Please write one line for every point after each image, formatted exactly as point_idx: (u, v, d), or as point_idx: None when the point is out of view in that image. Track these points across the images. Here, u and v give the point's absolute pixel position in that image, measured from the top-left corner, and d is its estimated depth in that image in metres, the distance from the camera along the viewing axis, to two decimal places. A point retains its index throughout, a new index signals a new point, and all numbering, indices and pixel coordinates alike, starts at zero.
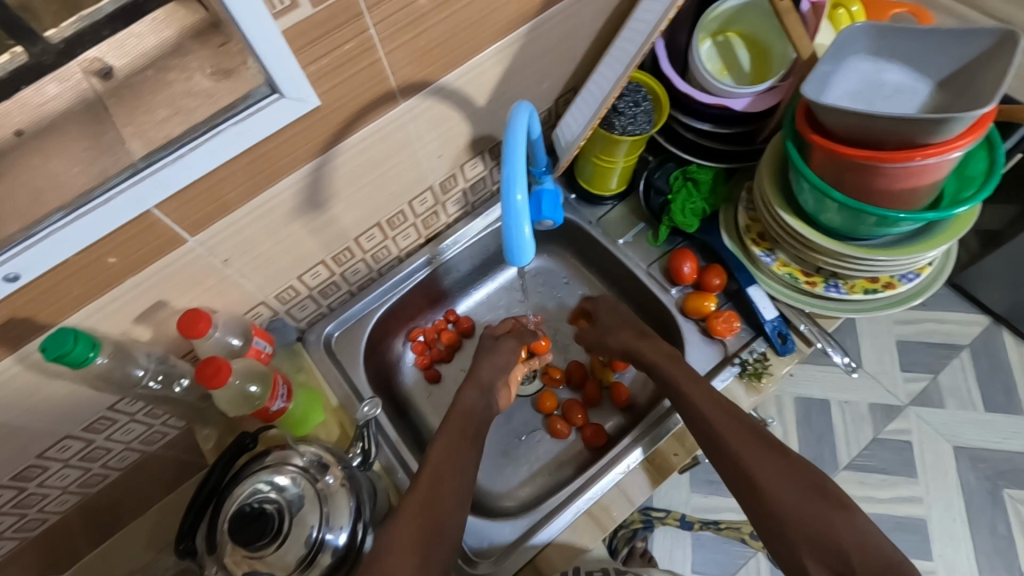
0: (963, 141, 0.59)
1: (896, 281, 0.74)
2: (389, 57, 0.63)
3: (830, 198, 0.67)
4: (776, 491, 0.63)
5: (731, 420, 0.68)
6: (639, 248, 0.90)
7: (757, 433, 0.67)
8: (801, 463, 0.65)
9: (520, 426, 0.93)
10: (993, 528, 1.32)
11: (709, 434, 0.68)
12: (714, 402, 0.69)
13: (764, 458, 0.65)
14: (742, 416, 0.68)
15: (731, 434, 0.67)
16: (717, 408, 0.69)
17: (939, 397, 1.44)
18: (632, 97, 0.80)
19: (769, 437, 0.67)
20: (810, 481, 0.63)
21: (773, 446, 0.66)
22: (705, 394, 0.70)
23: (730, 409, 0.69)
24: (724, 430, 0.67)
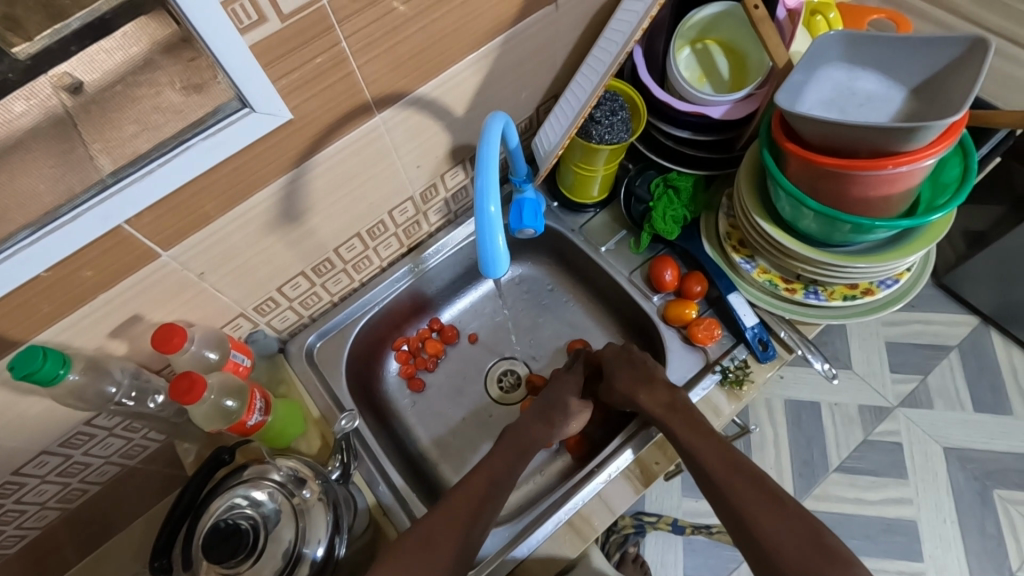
0: (934, 149, 0.59)
1: (874, 288, 0.74)
2: (362, 70, 0.63)
3: (805, 206, 0.67)
4: (771, 537, 0.62)
5: (723, 460, 0.68)
6: (621, 256, 0.90)
7: (752, 477, 0.66)
8: (800, 511, 0.63)
9: None
10: (983, 528, 1.33)
11: (701, 474, 0.69)
12: (707, 440, 0.69)
13: (756, 502, 0.64)
14: (734, 457, 0.68)
15: (722, 474, 0.67)
16: (711, 445, 0.69)
17: (927, 397, 1.44)
18: (610, 105, 0.80)
19: (765, 481, 0.66)
20: (808, 534, 0.61)
21: (769, 491, 0.65)
22: (694, 427, 0.71)
23: (725, 449, 0.69)
24: (718, 472, 0.67)
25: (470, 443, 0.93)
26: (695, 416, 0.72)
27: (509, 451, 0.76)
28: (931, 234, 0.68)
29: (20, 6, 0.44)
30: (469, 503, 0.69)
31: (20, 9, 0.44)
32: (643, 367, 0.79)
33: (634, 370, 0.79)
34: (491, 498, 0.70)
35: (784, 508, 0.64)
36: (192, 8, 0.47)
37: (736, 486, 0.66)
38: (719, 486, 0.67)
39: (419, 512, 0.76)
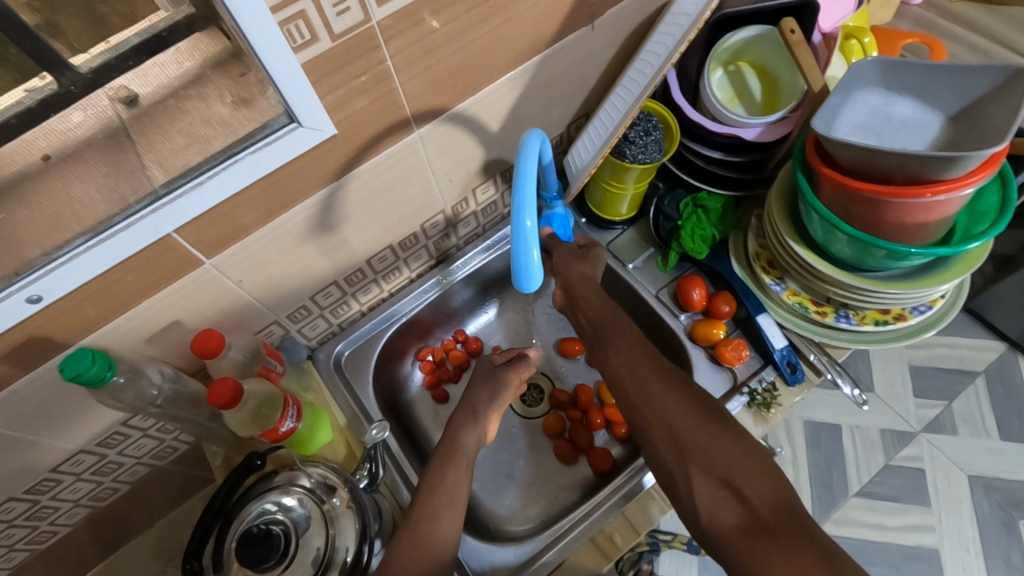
0: (973, 178, 0.59)
1: (907, 314, 0.74)
2: (404, 87, 0.64)
3: (839, 230, 0.67)
4: (666, 407, 0.65)
5: (635, 351, 0.72)
6: (648, 273, 0.90)
7: (652, 360, 0.71)
8: (692, 387, 0.67)
9: (525, 447, 0.93)
10: (1008, 559, 1.30)
11: (612, 364, 0.72)
12: (620, 334, 0.74)
13: (659, 381, 0.68)
14: (640, 346, 0.72)
15: (628, 359, 0.71)
16: (623, 338, 0.74)
17: (952, 423, 1.42)
18: (643, 126, 0.80)
19: (665, 365, 0.70)
20: (700, 405, 0.65)
21: (668, 372, 0.69)
22: (614, 323, 0.76)
23: (633, 340, 0.73)
24: (625, 358, 0.71)
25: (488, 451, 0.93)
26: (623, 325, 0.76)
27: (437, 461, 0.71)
28: (969, 262, 0.67)
29: (64, 13, 0.46)
30: (456, 515, 0.67)
31: (63, 18, 0.46)
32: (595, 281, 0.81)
33: (584, 270, 0.80)
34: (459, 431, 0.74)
35: (684, 387, 0.67)
36: (247, 28, 0.49)
37: (642, 371, 0.69)
38: (628, 372, 0.70)
39: (416, 479, 0.78)
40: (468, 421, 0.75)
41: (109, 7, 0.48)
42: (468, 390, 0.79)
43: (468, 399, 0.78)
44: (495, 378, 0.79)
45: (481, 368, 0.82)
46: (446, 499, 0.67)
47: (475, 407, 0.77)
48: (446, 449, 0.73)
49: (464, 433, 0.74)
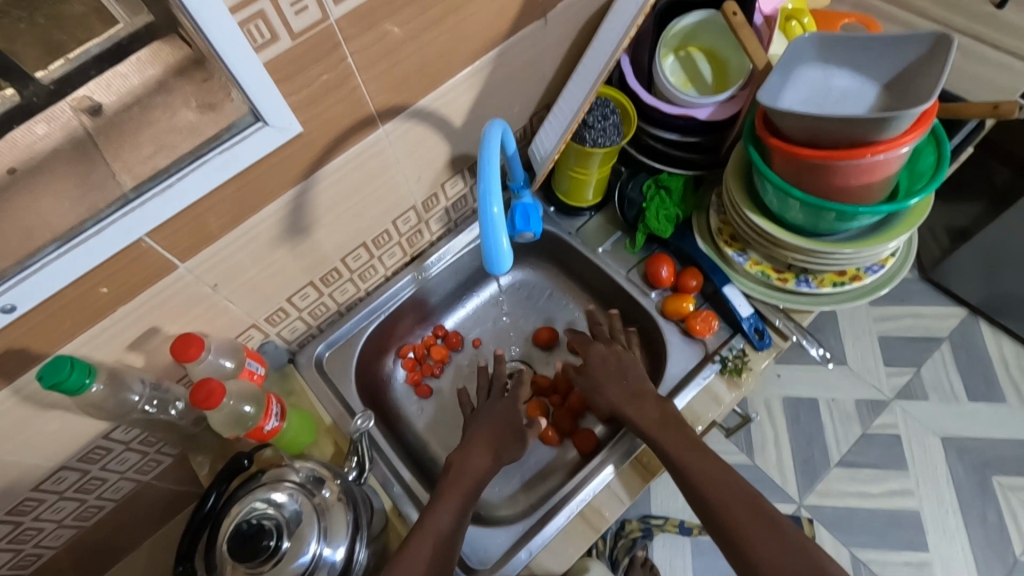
0: (908, 137, 0.63)
1: (862, 274, 0.78)
2: (367, 85, 0.66)
3: (792, 197, 0.71)
4: (766, 556, 0.62)
5: (716, 481, 0.67)
6: (617, 256, 0.93)
7: (743, 497, 0.66)
8: (792, 532, 0.63)
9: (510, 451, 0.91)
10: (985, 517, 1.49)
11: (691, 490, 0.68)
12: (694, 455, 0.69)
13: (751, 524, 0.64)
14: (724, 477, 0.67)
15: (711, 491, 0.67)
16: (701, 461, 0.69)
17: (922, 390, 1.63)
18: (601, 111, 0.82)
19: (759, 503, 0.66)
20: (804, 558, 0.61)
21: (760, 512, 0.65)
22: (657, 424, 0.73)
23: (711, 462, 0.68)
24: (708, 490, 0.67)
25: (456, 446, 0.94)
26: (684, 431, 0.72)
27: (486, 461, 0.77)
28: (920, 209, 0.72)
29: (20, 41, 0.48)
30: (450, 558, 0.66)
31: (17, 46, 0.47)
32: (635, 375, 0.79)
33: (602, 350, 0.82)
34: (475, 453, 0.76)
35: (779, 534, 0.63)
36: (211, 32, 0.50)
37: (728, 504, 0.66)
38: (713, 507, 0.66)
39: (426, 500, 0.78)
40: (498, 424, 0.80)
41: (66, 33, 0.49)
42: (496, 444, 0.77)
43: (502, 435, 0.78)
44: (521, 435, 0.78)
45: (511, 423, 0.79)
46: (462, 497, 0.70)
47: (502, 456, 0.76)
48: (457, 473, 0.73)
49: (475, 458, 0.75)
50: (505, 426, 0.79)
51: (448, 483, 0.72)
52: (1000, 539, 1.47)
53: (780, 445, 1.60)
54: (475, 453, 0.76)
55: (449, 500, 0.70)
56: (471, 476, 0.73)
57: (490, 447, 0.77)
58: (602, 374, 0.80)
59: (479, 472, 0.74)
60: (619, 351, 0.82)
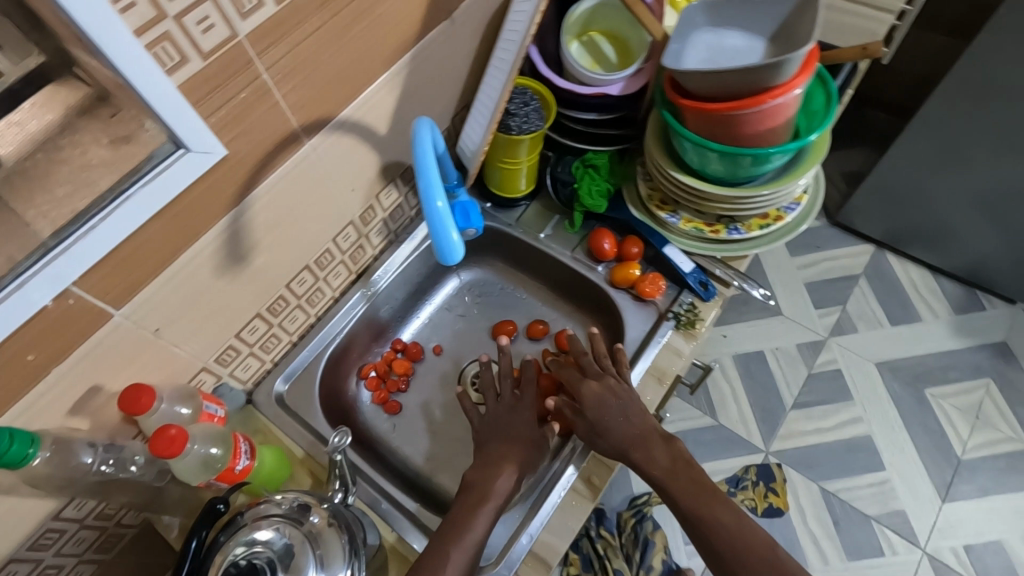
0: (799, 79, 0.70)
1: (782, 214, 0.84)
2: (286, 100, 0.65)
3: (709, 149, 0.76)
4: None
5: (733, 533, 0.66)
6: (559, 238, 0.95)
7: (760, 550, 0.65)
8: None
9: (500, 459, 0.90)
10: (927, 425, 1.63)
11: (703, 540, 0.68)
12: (709, 503, 0.68)
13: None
14: (743, 527, 0.67)
15: (727, 542, 0.66)
16: (717, 509, 0.68)
17: (851, 323, 1.77)
18: (521, 98, 0.87)
19: (776, 554, 0.65)
20: None
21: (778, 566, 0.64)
22: (668, 463, 0.71)
23: (728, 510, 0.68)
24: (723, 542, 0.66)
25: (433, 452, 0.93)
26: (699, 476, 0.70)
27: (492, 457, 0.74)
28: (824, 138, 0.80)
29: None
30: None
31: None
32: (637, 413, 0.74)
33: (594, 387, 0.77)
34: (487, 464, 0.73)
35: None
36: (116, 57, 0.48)
37: (744, 556, 0.65)
38: (727, 559, 0.66)
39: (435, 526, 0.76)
40: (513, 421, 0.79)
41: None
42: (509, 459, 0.74)
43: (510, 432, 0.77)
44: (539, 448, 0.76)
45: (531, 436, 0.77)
46: (482, 495, 0.70)
47: (522, 465, 0.74)
48: (476, 493, 0.70)
49: (495, 477, 0.72)
50: (524, 439, 0.76)
51: (465, 495, 0.71)
52: (943, 442, 1.61)
53: (738, 399, 1.69)
54: (492, 468, 0.73)
55: (458, 520, 0.68)
56: (482, 491, 0.71)
57: (503, 458, 0.74)
58: (605, 415, 0.74)
59: (511, 488, 0.71)
60: (614, 385, 0.77)
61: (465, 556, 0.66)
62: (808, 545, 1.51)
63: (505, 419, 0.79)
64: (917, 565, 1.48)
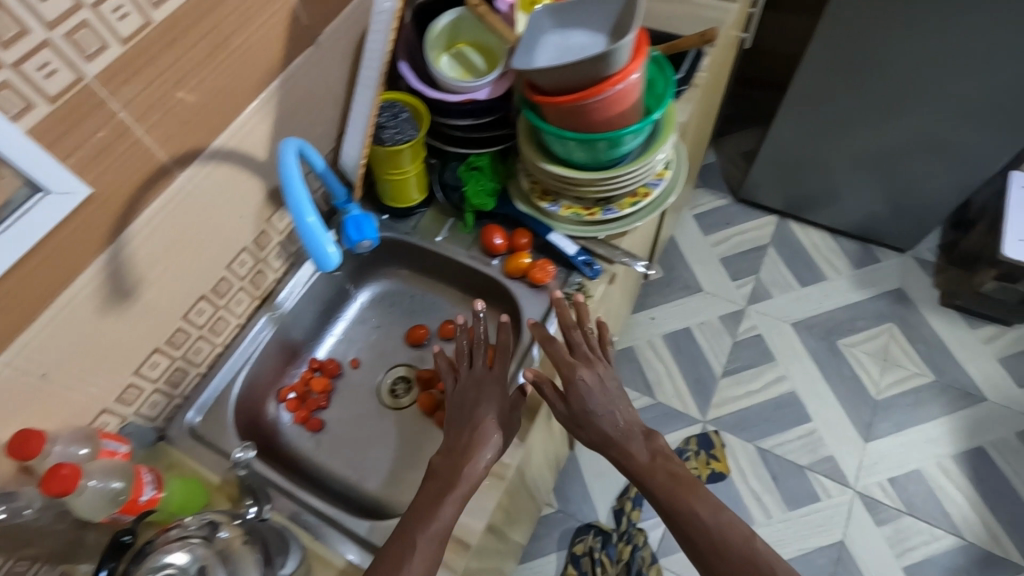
0: (633, 67, 0.77)
1: (649, 190, 0.92)
2: (150, 135, 0.68)
3: (568, 138, 0.83)
4: None
5: (709, 524, 0.71)
6: (455, 239, 1.00)
7: (735, 541, 0.70)
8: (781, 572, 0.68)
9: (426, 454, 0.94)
10: (842, 373, 1.77)
11: (679, 530, 0.73)
12: (687, 496, 0.73)
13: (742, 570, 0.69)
14: (720, 518, 0.72)
15: (703, 535, 0.71)
16: (694, 504, 0.73)
17: (766, 290, 1.91)
18: (391, 112, 0.91)
19: (753, 543, 0.70)
20: None
21: (750, 558, 0.69)
22: (649, 459, 0.76)
23: (705, 503, 0.73)
24: (698, 532, 0.72)
25: (359, 463, 0.94)
26: (678, 471, 0.76)
27: (454, 447, 0.75)
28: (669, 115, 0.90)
29: None
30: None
31: None
32: (620, 407, 0.79)
33: (585, 375, 0.79)
34: (455, 454, 0.74)
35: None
36: None
37: (719, 546, 0.70)
38: (702, 549, 0.71)
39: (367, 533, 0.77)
40: (488, 398, 0.79)
41: None
42: (480, 439, 0.75)
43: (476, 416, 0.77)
44: (507, 423, 0.79)
45: (505, 412, 0.79)
46: (444, 487, 0.71)
47: (488, 445, 0.74)
48: (434, 489, 0.72)
49: (462, 463, 0.73)
50: (500, 417, 0.79)
51: (424, 491, 0.72)
52: (858, 386, 1.75)
53: (671, 374, 1.78)
54: (459, 457, 0.74)
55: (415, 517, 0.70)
56: (440, 482, 0.72)
57: (473, 442, 0.74)
58: (588, 407, 0.78)
59: (481, 471, 0.73)
60: (600, 372, 0.81)
61: (431, 545, 0.67)
62: (751, 503, 1.60)
63: (474, 394, 0.80)
64: (849, 504, 1.60)
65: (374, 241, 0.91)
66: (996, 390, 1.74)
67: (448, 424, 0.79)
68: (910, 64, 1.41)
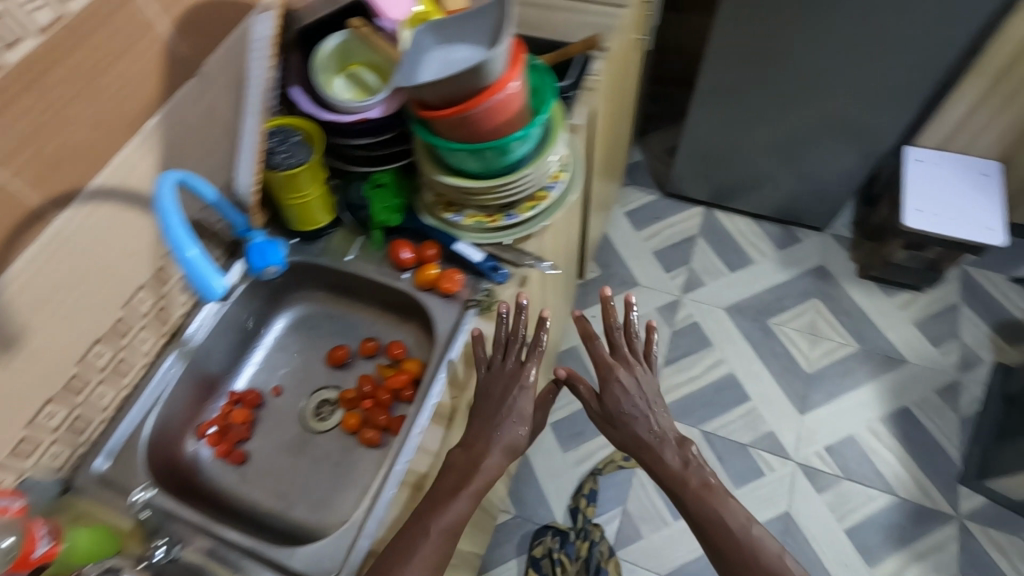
0: (510, 78, 0.81)
1: (546, 193, 0.96)
2: (14, 180, 0.66)
3: (458, 150, 0.85)
4: None
5: (721, 526, 0.87)
6: (365, 256, 1.00)
7: (738, 543, 0.86)
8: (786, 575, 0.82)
9: (352, 474, 0.94)
10: (775, 351, 1.85)
11: (697, 527, 0.89)
12: (708, 498, 0.89)
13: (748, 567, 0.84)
14: (735, 521, 0.87)
15: (715, 533, 0.87)
16: (716, 510, 0.88)
17: (699, 279, 1.98)
18: (282, 137, 0.91)
19: (763, 546, 0.85)
20: None
21: (758, 559, 0.84)
22: (672, 452, 0.95)
23: (721, 507, 0.88)
24: (712, 532, 0.87)
25: (285, 490, 0.93)
26: (704, 484, 0.91)
27: (468, 447, 0.85)
28: (556, 119, 0.94)
29: None
30: None
31: None
32: (662, 404, 0.99)
33: (626, 374, 1.01)
34: (479, 451, 0.84)
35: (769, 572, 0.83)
36: None
37: (724, 542, 0.87)
38: (716, 543, 0.87)
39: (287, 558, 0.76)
40: (512, 396, 0.88)
41: None
42: (501, 433, 0.85)
43: (500, 418, 0.87)
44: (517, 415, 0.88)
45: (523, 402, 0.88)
46: (461, 482, 0.81)
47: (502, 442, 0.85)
48: (457, 479, 0.82)
49: (485, 459, 0.83)
50: (522, 412, 0.88)
51: (442, 486, 0.81)
52: (791, 361, 1.84)
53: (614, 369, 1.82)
54: (483, 456, 0.84)
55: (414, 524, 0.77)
56: (458, 476, 0.82)
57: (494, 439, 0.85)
58: (621, 408, 0.99)
59: (497, 469, 0.83)
60: (637, 376, 1.01)
61: (443, 537, 0.76)
62: None
63: (497, 393, 0.89)
64: (791, 476, 1.67)
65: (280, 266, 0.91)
66: (915, 352, 1.85)
67: (477, 413, 0.89)
68: (796, 47, 1.53)
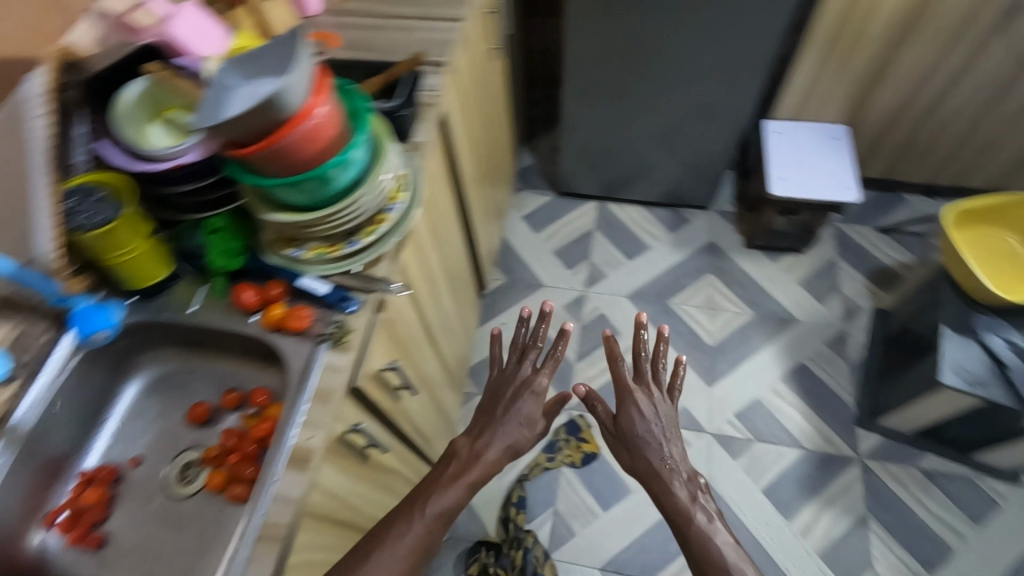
0: (311, 106, 0.79)
1: (385, 215, 0.95)
2: None
3: (275, 185, 0.83)
4: None
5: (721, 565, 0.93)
6: (207, 305, 0.95)
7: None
8: None
9: (221, 536, 0.90)
10: (678, 330, 1.92)
11: (691, 556, 0.97)
12: (705, 530, 0.97)
13: None
14: (731, 560, 0.93)
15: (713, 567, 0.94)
16: (715, 546, 0.95)
17: (600, 271, 2.03)
18: (85, 197, 0.86)
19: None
20: None
21: None
22: (684, 486, 1.03)
23: (726, 549, 0.95)
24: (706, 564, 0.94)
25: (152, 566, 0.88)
26: (711, 519, 0.99)
27: (472, 444, 1.01)
28: (379, 141, 0.93)
29: None
30: None
31: None
32: (675, 440, 1.09)
33: (642, 404, 1.12)
34: (484, 446, 1.00)
35: None
36: None
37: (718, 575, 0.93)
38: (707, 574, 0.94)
39: None
40: (521, 398, 1.06)
41: None
42: (505, 429, 1.02)
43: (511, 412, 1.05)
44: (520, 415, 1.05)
45: (529, 402, 1.06)
46: (450, 482, 0.94)
47: (507, 441, 1.02)
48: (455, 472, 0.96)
49: (487, 452, 0.99)
50: (528, 413, 1.05)
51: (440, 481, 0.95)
52: (694, 337, 1.91)
53: None
54: (487, 449, 0.99)
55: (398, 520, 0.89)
56: (452, 476, 0.95)
57: (501, 434, 1.01)
58: (636, 433, 1.10)
59: (494, 462, 0.98)
60: (655, 404, 1.13)
61: (431, 521, 0.88)
62: None
63: (510, 386, 1.09)
64: (707, 448, 1.74)
65: (111, 328, 0.90)
66: (805, 310, 1.96)
67: (493, 402, 1.08)
68: (635, 42, 1.60)
